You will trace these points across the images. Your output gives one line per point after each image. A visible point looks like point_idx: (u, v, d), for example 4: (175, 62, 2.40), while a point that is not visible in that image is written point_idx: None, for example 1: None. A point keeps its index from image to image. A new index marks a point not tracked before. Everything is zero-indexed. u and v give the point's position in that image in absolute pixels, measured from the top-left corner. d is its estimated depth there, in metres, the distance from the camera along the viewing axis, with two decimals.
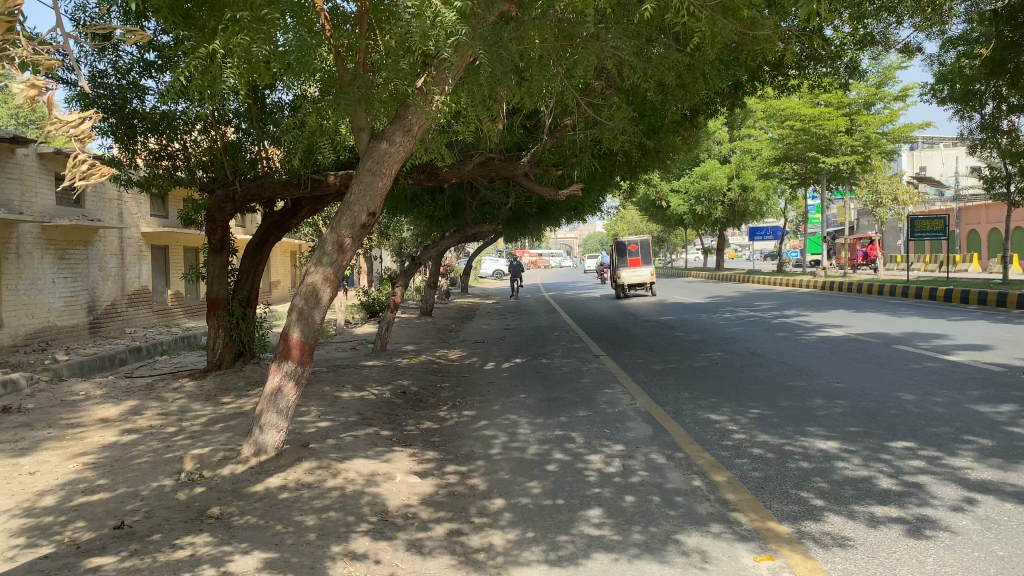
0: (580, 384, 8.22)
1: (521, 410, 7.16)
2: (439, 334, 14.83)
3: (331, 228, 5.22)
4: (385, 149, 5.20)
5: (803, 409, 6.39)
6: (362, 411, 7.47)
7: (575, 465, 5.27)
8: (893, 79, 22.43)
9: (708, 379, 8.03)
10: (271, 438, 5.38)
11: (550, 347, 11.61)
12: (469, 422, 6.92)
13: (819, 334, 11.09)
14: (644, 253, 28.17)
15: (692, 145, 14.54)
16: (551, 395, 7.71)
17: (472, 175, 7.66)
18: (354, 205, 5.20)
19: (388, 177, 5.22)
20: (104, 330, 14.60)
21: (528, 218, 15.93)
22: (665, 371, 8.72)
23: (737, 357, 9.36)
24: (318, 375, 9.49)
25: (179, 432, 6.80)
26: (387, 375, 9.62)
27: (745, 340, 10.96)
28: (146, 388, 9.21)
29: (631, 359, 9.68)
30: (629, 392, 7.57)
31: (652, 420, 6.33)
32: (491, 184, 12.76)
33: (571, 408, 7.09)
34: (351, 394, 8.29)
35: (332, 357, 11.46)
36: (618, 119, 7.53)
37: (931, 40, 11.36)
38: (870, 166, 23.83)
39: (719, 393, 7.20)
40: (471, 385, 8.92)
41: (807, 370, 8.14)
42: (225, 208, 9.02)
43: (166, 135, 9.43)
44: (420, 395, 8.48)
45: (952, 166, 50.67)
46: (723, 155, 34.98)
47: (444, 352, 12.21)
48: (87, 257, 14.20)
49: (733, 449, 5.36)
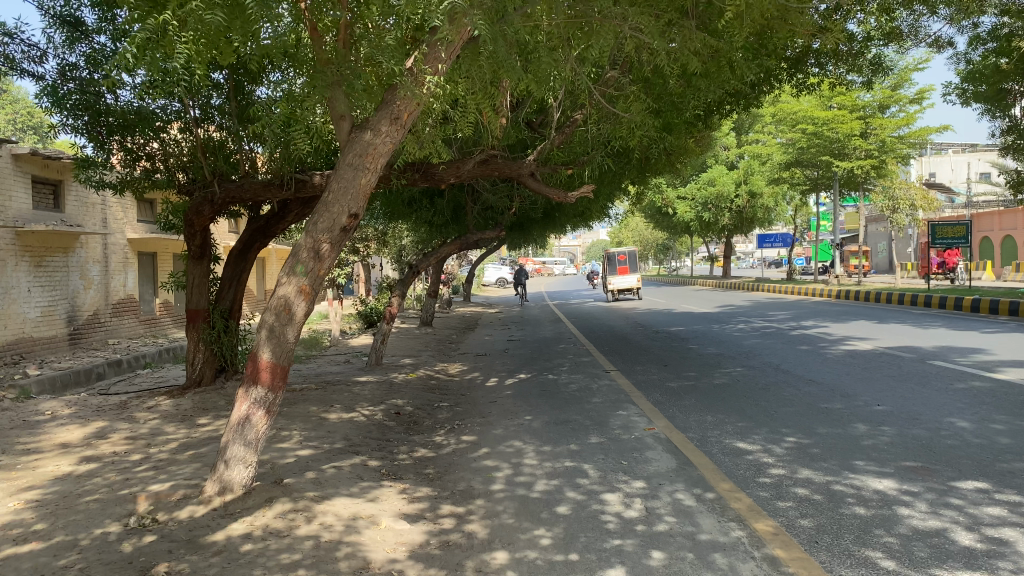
0: (591, 405, 7.47)
1: (526, 436, 6.42)
2: (439, 346, 14.08)
3: (307, 233, 4.50)
4: (369, 140, 4.47)
5: (845, 438, 5.65)
6: (349, 436, 6.73)
7: (591, 508, 4.53)
8: (910, 80, 21.70)
9: (733, 400, 7.27)
10: (239, 473, 4.69)
11: (557, 360, 10.87)
12: (468, 450, 6.19)
13: (846, 347, 10.35)
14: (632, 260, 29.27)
15: (705, 147, 13.85)
16: (560, 418, 6.98)
17: (473, 175, 6.95)
18: (333, 205, 4.48)
19: (373, 174, 4.50)
20: (86, 341, 13.92)
21: (532, 224, 15.22)
22: (683, 389, 7.98)
23: (760, 373, 8.61)
24: (306, 393, 8.77)
25: (143, 462, 6.09)
26: (380, 392, 8.89)
27: (766, 354, 10.21)
28: (118, 406, 8.47)
29: (645, 375, 8.92)
30: (646, 415, 6.82)
31: (675, 450, 5.58)
32: (497, 184, 11.97)
33: (582, 434, 6.35)
34: (339, 415, 7.56)
35: (323, 373, 10.72)
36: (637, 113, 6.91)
37: (964, 34, 10.66)
38: (885, 171, 23.08)
39: (747, 418, 6.45)
40: (471, 405, 8.17)
41: (841, 390, 7.39)
42: (204, 212, 8.27)
43: (144, 134, 8.79)
44: (414, 416, 7.74)
45: (963, 172, 49.80)
46: (730, 162, 34.20)
47: (444, 366, 11.46)
48: (67, 264, 13.53)
49: (774, 489, 4.62)
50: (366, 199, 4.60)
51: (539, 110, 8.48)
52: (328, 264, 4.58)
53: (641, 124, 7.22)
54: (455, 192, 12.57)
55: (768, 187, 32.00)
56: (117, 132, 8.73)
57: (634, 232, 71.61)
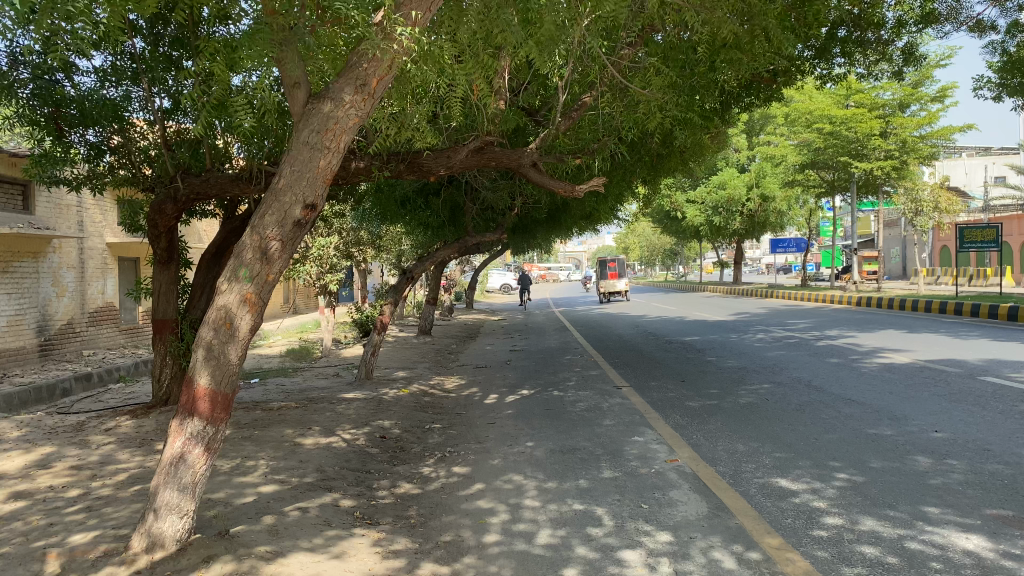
0: (602, 428, 6.56)
1: (527, 469, 5.53)
2: (437, 357, 13.17)
3: (251, 229, 3.62)
4: (328, 112, 3.60)
5: (909, 475, 4.74)
6: (323, 467, 5.83)
7: (606, 570, 3.63)
8: (932, 77, 20.77)
9: (765, 424, 6.36)
10: (172, 525, 3.78)
11: (563, 374, 9.97)
12: (460, 486, 5.29)
13: (881, 360, 9.43)
14: (620, 268, 33.60)
15: (721, 145, 13.04)
16: (567, 445, 6.08)
17: (468, 165, 6.08)
18: (284, 194, 3.59)
19: (335, 155, 3.62)
20: (58, 353, 13.10)
21: (537, 226, 14.38)
22: (705, 410, 7.07)
23: (790, 391, 7.70)
24: (284, 413, 7.88)
25: (79, 499, 5.20)
26: (367, 412, 8.00)
27: (792, 368, 9.29)
28: (73, 428, 7.59)
29: (662, 393, 8.01)
30: (666, 443, 5.92)
31: (704, 491, 4.67)
32: (496, 181, 11.04)
33: (592, 466, 5.45)
34: (316, 440, 6.65)
35: (308, 388, 9.83)
36: (657, 91, 6.20)
37: (1008, 16, 9.79)
38: (905, 172, 22.06)
39: (785, 448, 5.54)
40: (467, 427, 7.26)
41: (889, 413, 6.46)
42: (167, 210, 7.39)
43: (106, 128, 7.90)
44: (402, 441, 6.84)
45: (978, 177, 48.77)
46: (741, 164, 33.30)
47: (440, 380, 10.56)
48: (38, 271, 12.70)
49: (833, 546, 3.71)
50: (327, 187, 3.73)
51: (543, 99, 7.71)
52: (282, 266, 3.70)
53: (664, 103, 6.50)
54: (450, 191, 11.78)
55: (781, 190, 31.02)
56: (78, 124, 7.85)
57: (641, 237, 70.71)
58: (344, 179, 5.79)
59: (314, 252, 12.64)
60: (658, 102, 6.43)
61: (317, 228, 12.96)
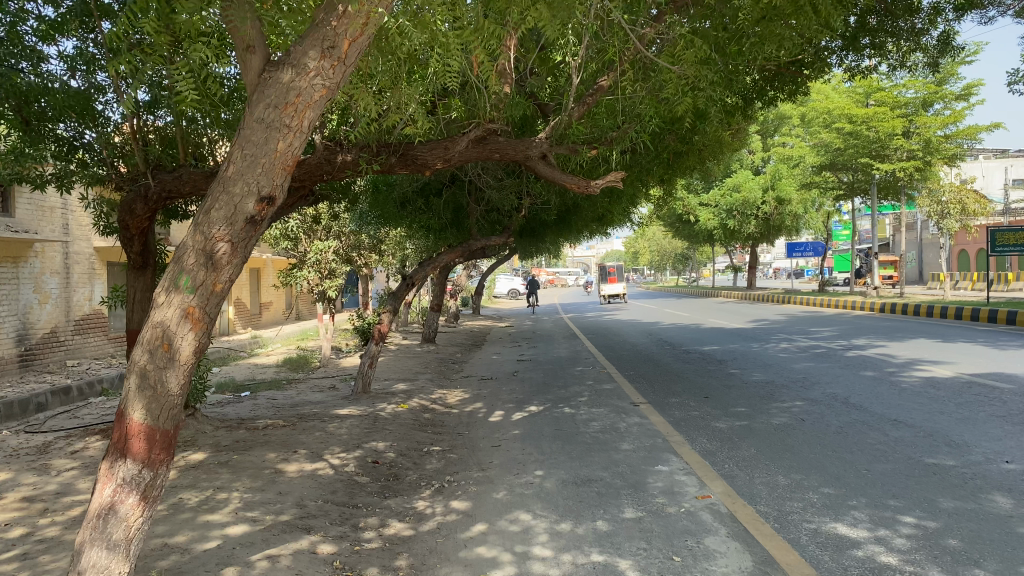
0: (621, 455, 5.84)
1: (536, 505, 4.81)
2: (440, 367, 12.43)
3: (193, 227, 2.93)
4: (286, 81, 2.92)
5: (991, 519, 3.99)
6: (304, 500, 5.10)
7: None
8: (958, 74, 19.95)
9: (806, 451, 5.63)
10: None
11: (574, 388, 9.23)
12: (459, 526, 4.57)
13: (921, 373, 8.65)
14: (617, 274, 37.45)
15: (741, 143, 12.33)
16: (583, 475, 5.36)
17: (469, 157, 5.39)
18: (232, 183, 2.90)
19: (297, 136, 2.93)
20: (39, 363, 12.47)
21: (546, 229, 13.68)
22: (735, 433, 6.33)
23: (827, 410, 6.95)
24: (269, 433, 7.18)
25: (19, 541, 4.49)
26: (359, 431, 7.27)
27: (825, 382, 8.54)
28: (37, 450, 6.89)
29: (684, 412, 7.29)
30: (695, 474, 5.19)
31: (747, 540, 3.94)
32: (502, 178, 10.27)
33: (612, 503, 4.73)
34: (301, 467, 5.94)
35: (301, 403, 9.13)
36: (695, 64, 5.69)
37: None
38: (929, 172, 21.19)
39: (835, 482, 4.80)
40: (469, 451, 6.55)
41: (947, 437, 5.71)
42: (136, 210, 6.62)
43: (75, 123, 7.25)
44: (396, 468, 6.12)
45: (997, 180, 47.72)
46: (755, 166, 32.53)
47: (443, 393, 9.83)
48: (18, 277, 12.12)
49: None
50: (289, 175, 3.04)
51: (552, 92, 7.10)
52: (233, 272, 3.01)
53: (697, 79, 5.99)
54: (453, 191, 11.23)
55: (797, 192, 30.20)
56: (46, 118, 7.04)
57: (651, 242, 69.75)
58: (331, 174, 5.34)
59: (312, 256, 12.08)
60: (689, 78, 5.93)
61: (315, 231, 12.38)
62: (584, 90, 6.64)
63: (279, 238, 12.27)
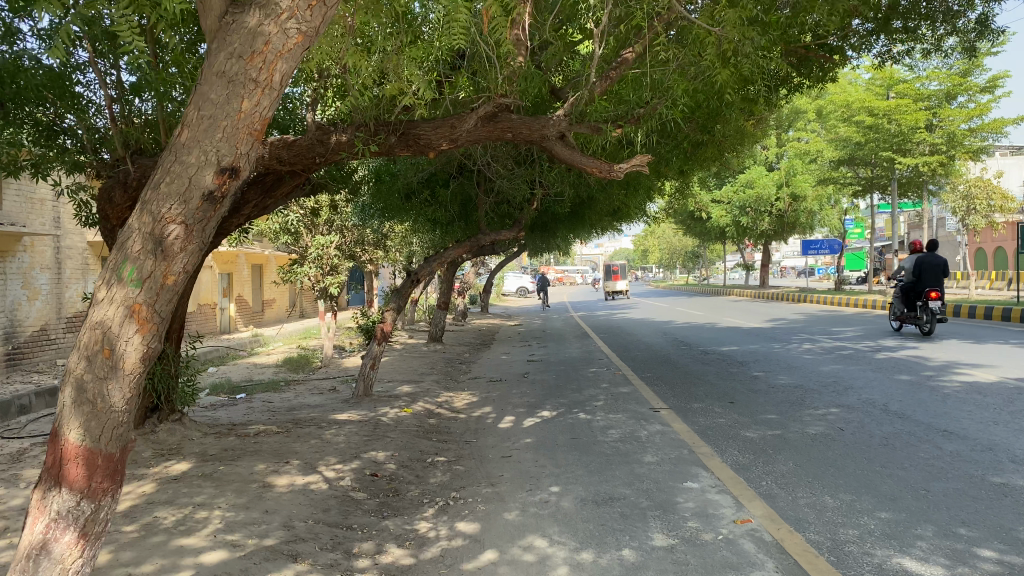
0: (644, 469, 5.28)
1: (553, 529, 4.26)
2: (447, 368, 11.89)
3: (138, 205, 2.42)
4: (251, 22, 2.41)
5: None
6: (292, 521, 4.56)
7: None
8: (983, 66, 19.29)
9: (851, 466, 5.06)
10: None
11: (589, 391, 8.68)
12: (467, 554, 4.02)
13: (962, 377, 8.05)
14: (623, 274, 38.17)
15: (763, 134, 11.73)
16: (604, 493, 4.81)
17: (478, 136, 4.82)
18: (188, 150, 2.39)
19: (266, 92, 2.42)
20: (28, 362, 12.02)
21: (557, 224, 13.13)
22: (769, 444, 5.76)
23: (867, 419, 6.36)
24: (262, 440, 6.65)
25: None
26: (358, 439, 6.73)
27: (859, 386, 7.95)
28: (10, 457, 6.37)
29: (710, 420, 6.72)
30: (730, 493, 4.64)
31: None
32: (514, 167, 9.72)
33: (639, 528, 4.17)
34: (292, 480, 5.40)
35: (298, 406, 8.61)
36: (740, 27, 5.44)
37: None
38: (953, 168, 20.55)
39: (893, 505, 4.22)
40: (477, 462, 6.00)
41: (1008, 451, 5.12)
42: (115, 198, 6.07)
43: (53, 107, 6.69)
44: (396, 481, 5.58)
45: (1017, 177, 46.91)
46: (769, 162, 31.83)
47: (450, 397, 9.28)
48: (6, 271, 11.70)
49: None
50: (257, 141, 2.53)
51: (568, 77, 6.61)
52: (190, 261, 2.48)
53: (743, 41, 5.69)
54: (462, 182, 10.75)
55: (813, 188, 29.55)
56: (23, 101, 6.50)
57: (660, 240, 69.07)
58: (324, 156, 4.90)
59: (313, 252, 11.58)
60: (734, 39, 5.59)
61: (316, 225, 11.84)
62: (607, 63, 6.21)
63: (279, 232, 11.73)
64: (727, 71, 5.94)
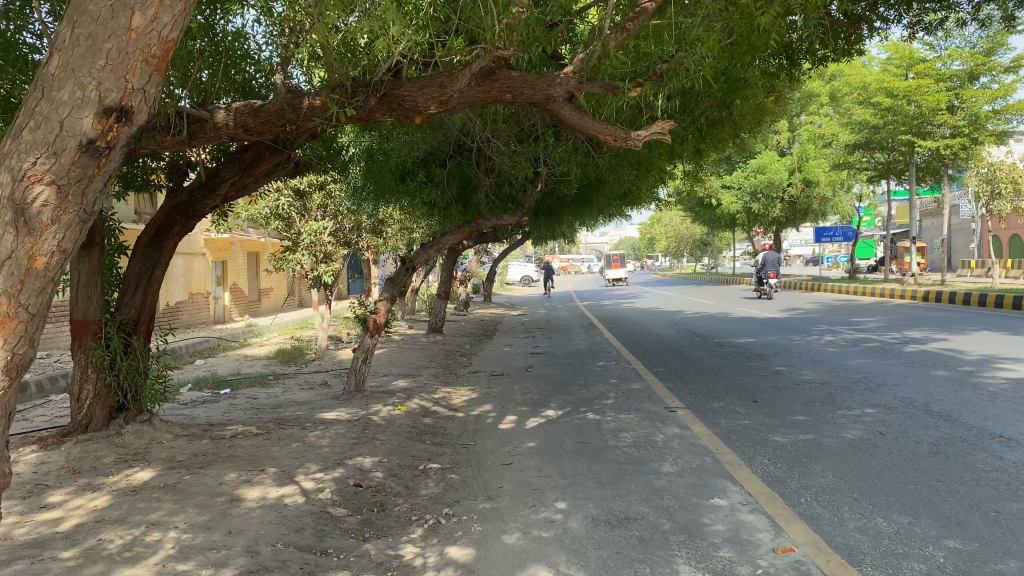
0: (664, 482, 4.63)
1: (558, 558, 3.62)
2: (446, 361, 11.25)
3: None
4: None
5: None
6: (258, 544, 3.94)
7: None
8: (1008, 44, 18.41)
9: (899, 479, 4.41)
10: None
11: (597, 388, 8.03)
12: None
13: (1006, 373, 7.38)
14: None
15: (783, 110, 11.00)
16: (620, 512, 4.17)
17: (472, 97, 4.32)
18: (68, 78, 2.17)
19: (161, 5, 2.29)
20: None
21: (562, 209, 12.52)
22: (802, 451, 5.12)
23: (909, 422, 5.70)
24: (238, 443, 6.02)
25: None
26: (344, 443, 6.09)
27: (894, 383, 7.28)
28: None
29: (732, 422, 6.07)
30: (766, 513, 3.99)
31: None
32: (515, 144, 9.07)
33: (662, 558, 3.52)
34: (264, 492, 4.77)
35: (285, 403, 8.00)
36: None
37: None
38: (975, 151, 19.72)
39: (961, 532, 3.57)
40: (475, 470, 5.36)
41: None
42: None
43: None
44: (383, 494, 4.96)
45: None
46: (780, 146, 31.05)
47: (448, 393, 8.66)
48: None
49: None
50: (152, 77, 2.34)
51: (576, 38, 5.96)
52: (65, 237, 2.17)
53: None
54: (460, 161, 10.15)
55: (826, 173, 28.78)
56: None
57: (667, 228, 68.25)
58: (296, 124, 4.39)
59: (306, 237, 11.01)
60: None
61: (309, 210, 11.18)
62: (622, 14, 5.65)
63: (271, 218, 11.06)
64: (763, 12, 5.37)
